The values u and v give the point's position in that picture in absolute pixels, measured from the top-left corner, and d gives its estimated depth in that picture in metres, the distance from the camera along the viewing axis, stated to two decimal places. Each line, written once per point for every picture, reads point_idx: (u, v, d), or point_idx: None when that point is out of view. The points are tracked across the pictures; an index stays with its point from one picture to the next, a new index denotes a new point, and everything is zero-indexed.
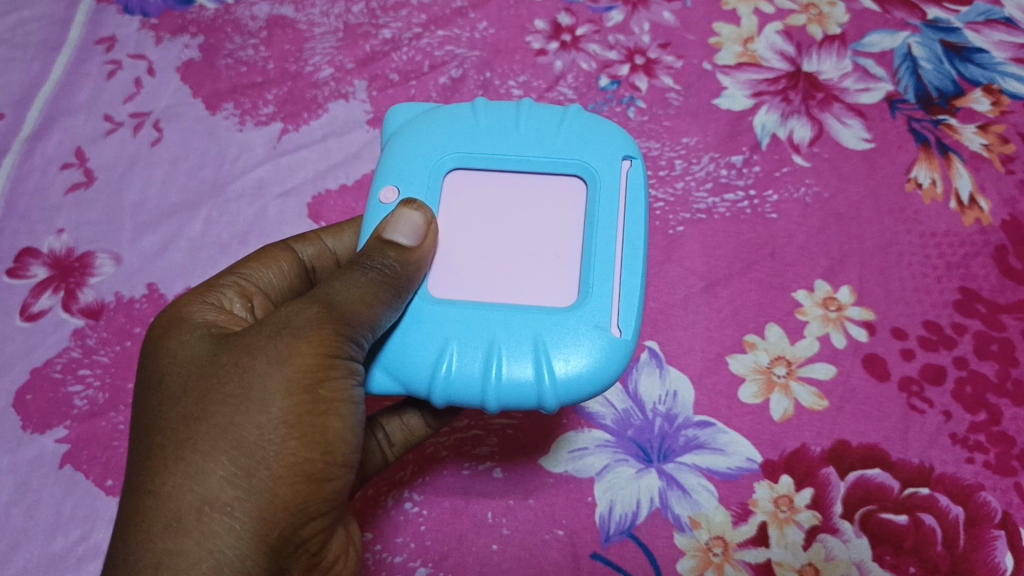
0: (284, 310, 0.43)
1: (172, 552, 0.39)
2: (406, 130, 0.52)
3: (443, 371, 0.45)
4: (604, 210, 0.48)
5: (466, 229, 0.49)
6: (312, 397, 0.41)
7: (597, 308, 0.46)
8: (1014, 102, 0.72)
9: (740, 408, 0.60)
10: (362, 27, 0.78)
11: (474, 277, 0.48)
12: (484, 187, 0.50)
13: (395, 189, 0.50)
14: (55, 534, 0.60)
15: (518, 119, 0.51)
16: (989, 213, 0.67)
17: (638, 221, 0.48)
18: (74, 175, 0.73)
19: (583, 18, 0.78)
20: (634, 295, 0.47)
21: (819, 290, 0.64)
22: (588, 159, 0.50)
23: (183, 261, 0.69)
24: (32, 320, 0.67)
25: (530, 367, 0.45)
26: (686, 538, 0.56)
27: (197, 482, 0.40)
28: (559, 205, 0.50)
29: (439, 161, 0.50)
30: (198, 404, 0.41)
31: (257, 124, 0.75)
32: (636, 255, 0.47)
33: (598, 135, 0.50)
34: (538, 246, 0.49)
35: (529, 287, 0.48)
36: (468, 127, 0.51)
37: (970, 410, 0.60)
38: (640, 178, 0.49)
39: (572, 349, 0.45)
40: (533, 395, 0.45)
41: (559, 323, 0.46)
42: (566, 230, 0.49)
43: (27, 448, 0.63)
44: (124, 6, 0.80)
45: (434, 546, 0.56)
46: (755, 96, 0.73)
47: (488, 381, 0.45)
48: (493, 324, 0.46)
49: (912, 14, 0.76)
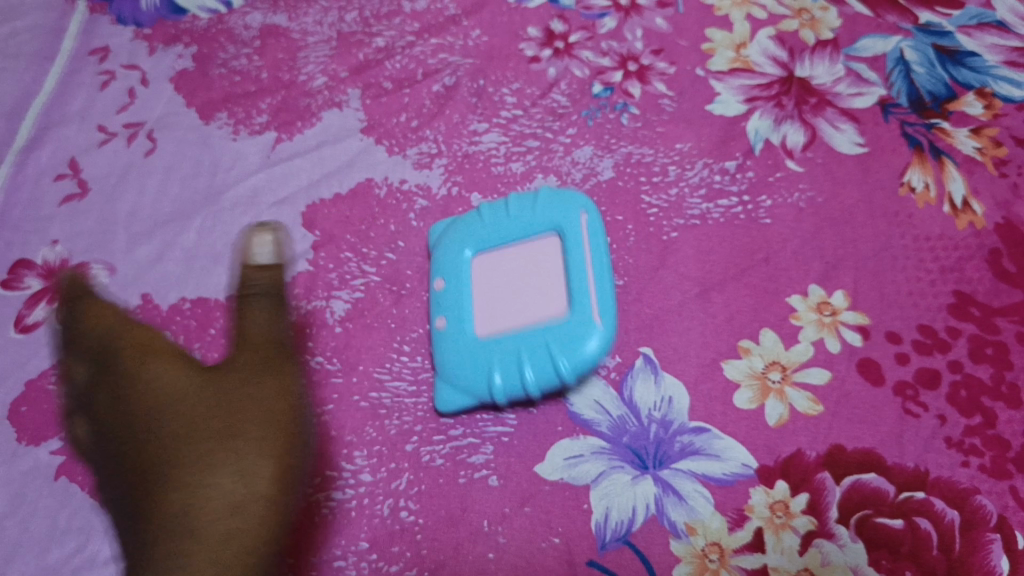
0: (240, 368, 0.59)
1: (196, 501, 0.53)
2: (438, 245, 0.67)
3: (494, 386, 0.60)
4: (575, 248, 0.61)
5: (491, 293, 0.64)
6: (285, 435, 0.56)
7: (585, 313, 0.59)
8: (1007, 106, 0.72)
9: (735, 414, 0.60)
10: (356, 35, 0.79)
11: (503, 320, 0.62)
12: (497, 258, 0.65)
13: (442, 279, 0.65)
14: (49, 546, 0.60)
15: (509, 210, 0.66)
16: (982, 216, 0.67)
17: (600, 248, 0.61)
18: (67, 186, 0.73)
19: (576, 25, 0.78)
20: (608, 298, 0.59)
21: (813, 295, 0.64)
22: (557, 219, 0.63)
23: (178, 271, 0.69)
24: (25, 332, 0.67)
25: (549, 363, 0.59)
26: (682, 544, 0.56)
27: (205, 477, 0.54)
28: (546, 249, 0.63)
29: (462, 254, 0.65)
30: (220, 425, 0.56)
31: (251, 133, 0.75)
32: (601, 266, 0.60)
33: (562, 202, 0.64)
34: (540, 283, 0.62)
35: (540, 312, 0.61)
36: (476, 225, 0.66)
37: (964, 414, 0.59)
38: (597, 224, 0.62)
39: (577, 347, 0.58)
40: (558, 379, 0.59)
41: (563, 332, 0.59)
42: (556, 275, 0.62)
43: (21, 460, 0.63)
44: (117, 16, 0.81)
45: (431, 555, 0.56)
46: (748, 102, 0.73)
47: (526, 381, 0.59)
48: (521, 344, 0.60)
49: (904, 18, 0.77)
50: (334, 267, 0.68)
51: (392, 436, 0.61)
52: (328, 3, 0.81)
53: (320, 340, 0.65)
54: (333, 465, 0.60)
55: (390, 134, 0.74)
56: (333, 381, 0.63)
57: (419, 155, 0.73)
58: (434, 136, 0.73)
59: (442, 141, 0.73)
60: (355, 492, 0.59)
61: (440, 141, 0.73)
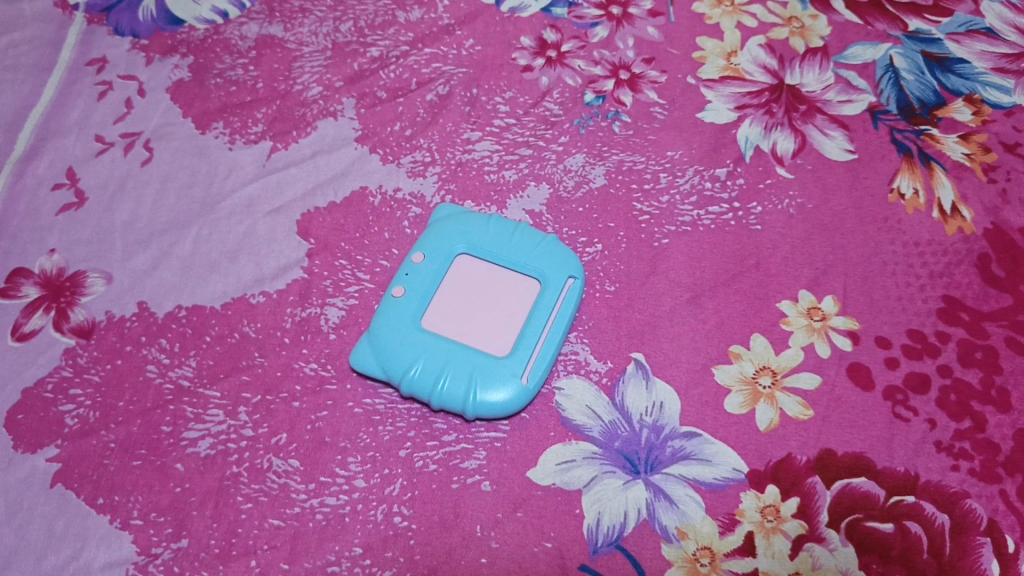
0: None
1: None
2: (441, 222, 0.67)
3: (408, 375, 0.60)
4: (545, 303, 0.62)
5: (458, 290, 0.65)
6: None
7: (517, 363, 0.60)
8: (995, 112, 0.73)
9: (726, 419, 0.60)
10: (351, 45, 0.80)
11: (450, 321, 0.63)
12: (479, 265, 0.66)
13: (422, 255, 0.66)
14: (45, 553, 0.58)
15: (513, 231, 0.66)
16: (971, 222, 0.68)
17: (563, 323, 0.62)
18: (65, 196, 0.74)
19: (568, 34, 0.80)
20: (544, 364, 0.60)
21: (803, 300, 0.65)
22: (545, 267, 0.64)
23: (174, 279, 0.69)
24: (22, 340, 0.67)
25: (465, 389, 0.60)
26: (673, 548, 0.56)
27: None
28: (523, 288, 0.64)
29: (452, 247, 0.66)
30: None
31: (247, 143, 0.76)
32: (552, 345, 0.61)
33: (559, 257, 0.64)
34: (494, 313, 0.63)
35: (479, 338, 0.62)
36: (480, 226, 0.67)
37: (954, 417, 0.60)
38: (577, 295, 0.63)
39: (496, 388, 0.59)
40: (460, 404, 0.60)
41: (491, 368, 0.60)
42: (513, 315, 0.63)
43: (17, 468, 0.62)
44: (114, 27, 0.82)
45: (424, 560, 0.57)
46: (739, 109, 0.74)
47: (434, 391, 0.60)
48: (449, 356, 0.61)
49: (893, 26, 0.78)
50: (328, 274, 0.68)
51: (385, 443, 0.61)
52: (323, 13, 0.82)
53: (314, 347, 0.65)
54: (326, 470, 0.60)
55: (384, 143, 0.74)
56: (327, 388, 0.63)
57: (413, 163, 0.73)
58: (428, 145, 0.74)
59: (435, 149, 0.74)
60: (348, 499, 0.59)
61: (434, 150, 0.74)
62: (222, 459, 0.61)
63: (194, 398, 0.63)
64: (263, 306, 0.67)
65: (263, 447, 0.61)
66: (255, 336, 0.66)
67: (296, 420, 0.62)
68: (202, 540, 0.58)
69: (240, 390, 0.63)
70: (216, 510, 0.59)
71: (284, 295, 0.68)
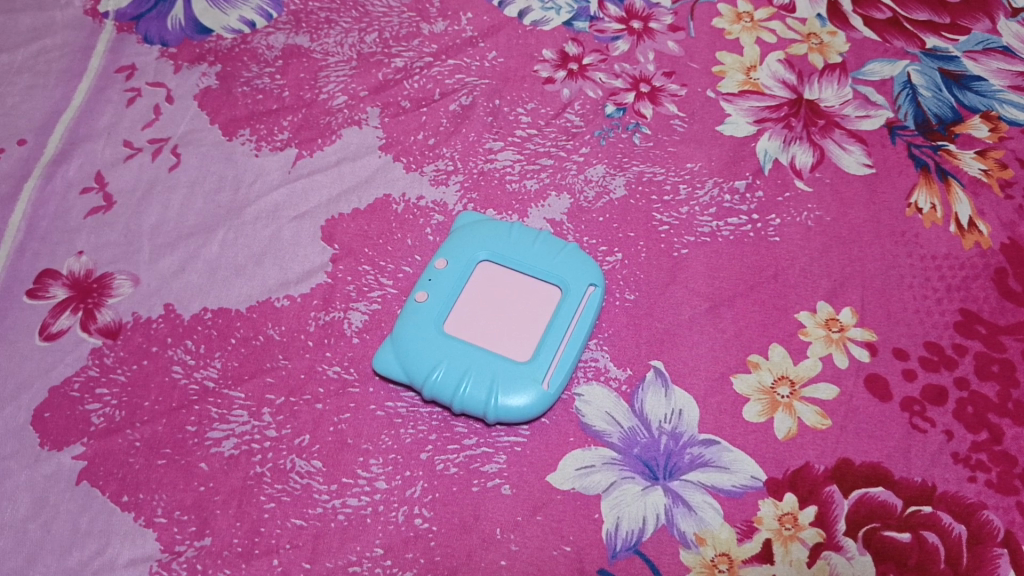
0: None
1: None
2: (464, 229, 0.69)
3: (431, 379, 0.61)
4: (565, 310, 0.63)
5: (480, 296, 0.66)
6: None
7: (538, 368, 0.61)
8: (1012, 129, 0.74)
9: (744, 427, 0.61)
10: (376, 56, 0.82)
11: (473, 326, 0.64)
12: (501, 272, 0.67)
13: (445, 261, 0.67)
14: (70, 549, 0.59)
15: (534, 239, 0.67)
16: (988, 236, 0.68)
17: (584, 331, 0.63)
18: (93, 200, 0.75)
19: (590, 48, 0.81)
20: (565, 369, 0.61)
21: (821, 311, 0.65)
22: (566, 275, 0.65)
23: (200, 282, 0.70)
24: (50, 340, 0.68)
25: (486, 394, 0.61)
26: (692, 554, 0.57)
27: None
28: (544, 295, 0.65)
29: (475, 254, 0.67)
30: None
31: (273, 150, 0.77)
32: (573, 350, 0.62)
33: (579, 264, 0.66)
34: (517, 320, 0.64)
35: (501, 344, 0.63)
36: (502, 234, 0.68)
37: (971, 429, 0.60)
38: (597, 303, 0.64)
39: (517, 392, 0.60)
40: (481, 408, 0.61)
41: (512, 373, 0.61)
42: (535, 321, 0.64)
43: (44, 464, 0.62)
44: (144, 36, 0.84)
45: (444, 561, 0.57)
46: (758, 123, 0.75)
47: (456, 394, 0.61)
48: (471, 361, 0.62)
49: (911, 43, 0.79)
50: (352, 279, 0.70)
51: (406, 445, 0.62)
52: (349, 24, 0.84)
53: (337, 350, 0.66)
54: (347, 472, 0.61)
55: (408, 151, 0.76)
56: (349, 391, 0.64)
57: (436, 172, 0.75)
58: (451, 154, 0.76)
59: (458, 159, 0.75)
60: (370, 500, 0.60)
61: (457, 159, 0.75)
62: (246, 459, 0.62)
63: (219, 398, 0.64)
64: (287, 309, 0.69)
65: (287, 447, 0.62)
66: (280, 338, 0.67)
67: (318, 422, 0.63)
68: (225, 538, 0.59)
69: (265, 391, 0.64)
70: (239, 509, 0.60)
71: (309, 299, 0.69)
